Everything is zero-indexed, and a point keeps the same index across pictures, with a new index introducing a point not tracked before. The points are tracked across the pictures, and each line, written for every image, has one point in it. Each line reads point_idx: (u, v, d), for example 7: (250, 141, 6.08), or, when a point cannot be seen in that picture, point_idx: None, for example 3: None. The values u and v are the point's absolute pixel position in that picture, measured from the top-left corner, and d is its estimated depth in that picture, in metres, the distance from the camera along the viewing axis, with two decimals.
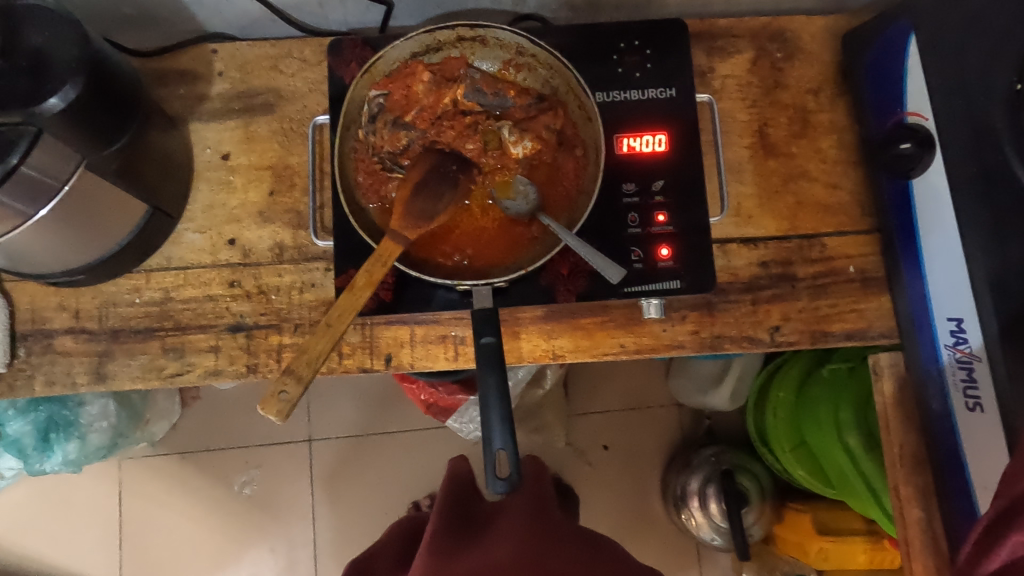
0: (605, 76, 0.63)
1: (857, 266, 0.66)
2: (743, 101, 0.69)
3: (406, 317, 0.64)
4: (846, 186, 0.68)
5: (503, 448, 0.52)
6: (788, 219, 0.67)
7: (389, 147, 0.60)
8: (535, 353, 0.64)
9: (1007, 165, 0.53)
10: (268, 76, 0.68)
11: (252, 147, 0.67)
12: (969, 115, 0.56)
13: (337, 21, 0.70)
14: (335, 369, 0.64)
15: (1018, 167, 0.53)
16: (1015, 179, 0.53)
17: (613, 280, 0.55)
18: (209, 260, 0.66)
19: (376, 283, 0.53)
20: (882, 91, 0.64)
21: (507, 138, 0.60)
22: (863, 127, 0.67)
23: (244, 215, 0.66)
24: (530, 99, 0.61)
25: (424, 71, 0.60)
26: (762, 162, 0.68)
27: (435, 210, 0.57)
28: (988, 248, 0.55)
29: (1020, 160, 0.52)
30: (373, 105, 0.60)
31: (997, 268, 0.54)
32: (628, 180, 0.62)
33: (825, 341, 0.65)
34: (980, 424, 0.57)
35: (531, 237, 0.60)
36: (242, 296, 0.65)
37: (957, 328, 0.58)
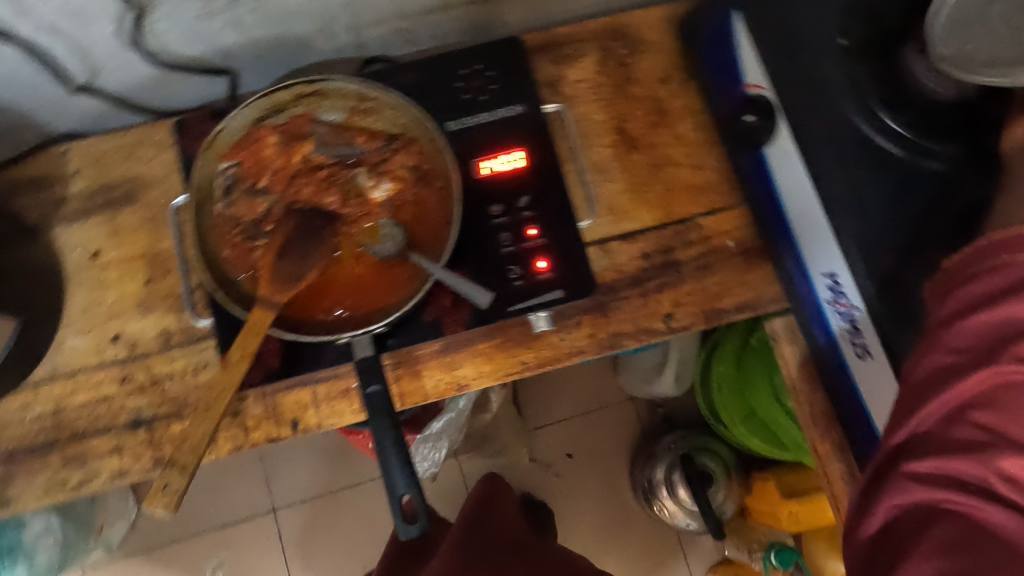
0: (452, 104, 0.64)
1: (735, 240, 0.67)
2: (598, 102, 0.70)
3: (305, 378, 0.64)
4: (712, 165, 0.69)
5: (408, 491, 0.52)
6: (661, 207, 0.68)
7: (248, 216, 0.59)
8: (440, 387, 0.64)
9: (847, 120, 0.58)
10: (125, 165, 0.67)
11: (121, 240, 0.66)
12: (805, 80, 0.59)
13: (184, 98, 0.70)
14: (244, 445, 0.63)
15: (860, 120, 0.57)
16: (860, 133, 0.57)
17: (483, 304, 0.57)
18: (96, 361, 0.64)
19: (252, 354, 0.53)
20: (723, 68, 0.66)
21: (365, 184, 0.61)
22: (714, 105, 0.69)
23: (124, 308, 0.65)
24: (380, 142, 0.61)
25: (271, 134, 0.60)
26: (627, 157, 0.69)
27: (303, 268, 0.57)
28: (846, 200, 0.57)
29: (860, 113, 0.57)
30: (226, 176, 0.60)
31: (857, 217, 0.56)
32: (494, 202, 0.62)
33: (719, 318, 0.66)
34: (873, 369, 0.58)
35: (407, 276, 0.59)
36: (136, 391, 0.64)
37: (833, 283, 0.60)
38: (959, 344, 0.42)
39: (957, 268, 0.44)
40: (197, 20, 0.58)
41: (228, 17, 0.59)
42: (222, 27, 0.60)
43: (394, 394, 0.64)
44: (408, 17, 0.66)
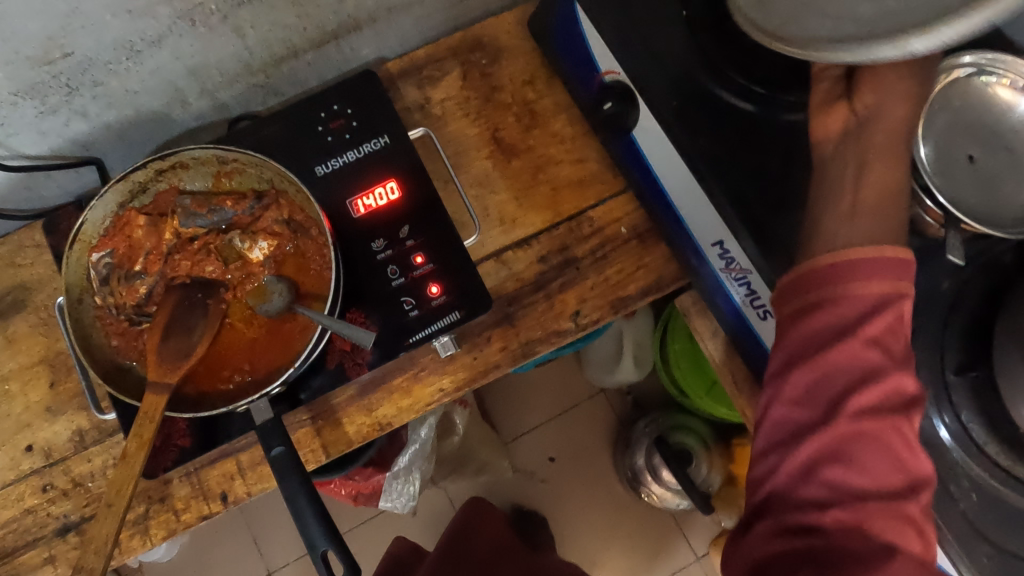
0: (317, 149, 0.64)
1: (627, 226, 0.67)
2: (468, 117, 0.70)
3: (226, 449, 0.63)
4: (592, 156, 0.69)
5: (328, 545, 0.51)
6: (549, 208, 0.68)
7: (130, 302, 0.58)
8: (363, 430, 0.63)
9: (706, 91, 0.59)
10: (9, 274, 0.67)
11: (17, 348, 0.65)
12: (653, 65, 0.61)
13: (58, 194, 0.69)
14: (177, 528, 0.62)
15: (717, 90, 0.59)
16: (719, 100, 0.58)
17: (368, 343, 0.55)
18: (13, 475, 0.63)
19: (149, 442, 0.52)
20: (578, 60, 0.66)
21: (241, 247, 0.60)
22: (578, 97, 0.68)
23: (32, 417, 0.64)
24: (249, 201, 0.61)
25: (138, 217, 0.60)
26: (506, 165, 0.69)
27: (190, 345, 0.56)
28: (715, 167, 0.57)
29: (717, 83, 0.59)
30: (100, 267, 0.59)
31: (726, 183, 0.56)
32: (374, 238, 0.62)
33: (626, 306, 0.66)
34: (775, 328, 0.58)
35: (300, 329, 0.59)
36: (59, 497, 0.63)
37: (722, 251, 0.59)
38: (796, 395, 0.44)
39: (806, 294, 0.44)
40: (38, 118, 0.58)
41: (71, 109, 0.59)
42: (69, 119, 0.60)
43: (317, 448, 0.63)
44: (260, 72, 0.66)
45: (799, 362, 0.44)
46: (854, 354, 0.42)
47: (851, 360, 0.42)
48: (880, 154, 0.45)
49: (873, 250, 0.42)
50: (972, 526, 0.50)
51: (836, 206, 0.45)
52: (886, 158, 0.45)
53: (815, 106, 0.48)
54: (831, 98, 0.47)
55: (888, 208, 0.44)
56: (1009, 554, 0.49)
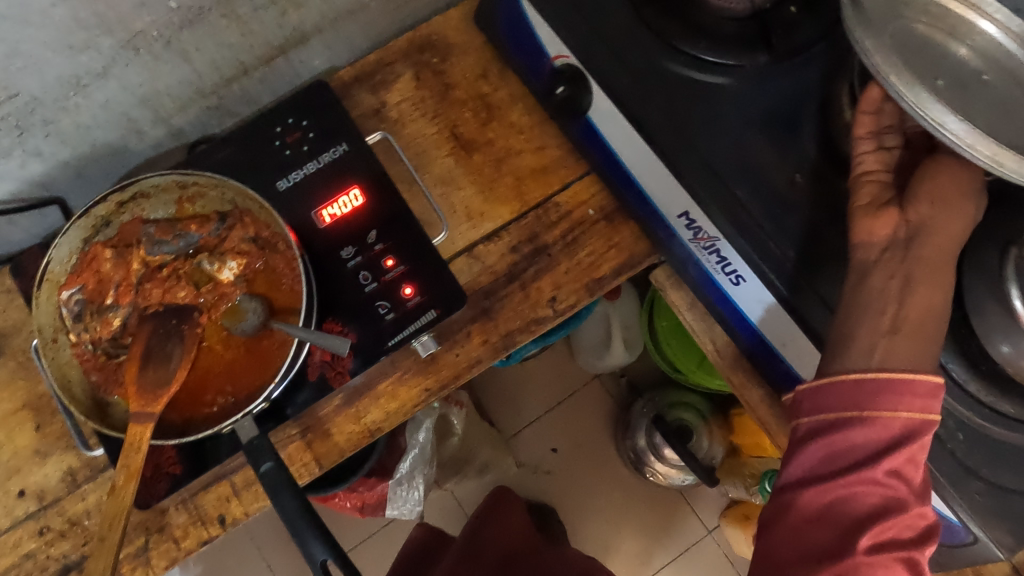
0: (276, 164, 0.64)
1: (594, 207, 0.67)
2: (425, 117, 0.70)
3: (219, 472, 0.63)
4: (552, 143, 0.69)
5: (327, 555, 0.51)
6: (514, 198, 0.68)
7: (106, 336, 0.59)
8: (353, 438, 0.63)
9: (665, 69, 0.60)
10: None
11: None
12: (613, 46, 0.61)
13: (24, 237, 0.69)
14: (179, 556, 0.62)
15: (678, 67, 0.60)
16: (681, 76, 0.60)
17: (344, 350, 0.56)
18: (8, 522, 0.63)
19: (138, 471, 0.52)
20: (527, 49, 0.66)
21: (211, 269, 0.60)
22: (532, 86, 0.69)
23: (21, 462, 0.64)
24: (214, 223, 0.61)
25: (104, 250, 0.59)
26: (468, 160, 0.69)
27: (170, 371, 0.56)
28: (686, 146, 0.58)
29: (676, 62, 0.60)
30: (72, 305, 0.59)
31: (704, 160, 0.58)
32: (344, 246, 0.62)
33: (601, 287, 0.66)
34: (748, 292, 0.58)
35: (277, 345, 0.59)
36: (57, 538, 0.62)
37: (689, 221, 0.60)
38: (810, 469, 0.46)
39: (825, 412, 0.46)
40: None
41: (25, 149, 0.59)
42: (25, 160, 0.60)
43: (309, 461, 0.63)
44: (212, 93, 0.66)
45: (824, 480, 0.45)
46: (879, 487, 0.44)
47: (878, 487, 0.44)
48: (926, 275, 0.47)
49: (904, 383, 0.44)
50: (961, 463, 0.50)
51: (874, 323, 0.46)
52: (932, 281, 0.47)
53: (862, 208, 0.49)
54: (878, 203, 0.49)
55: (928, 332, 0.46)
56: (1000, 487, 0.49)
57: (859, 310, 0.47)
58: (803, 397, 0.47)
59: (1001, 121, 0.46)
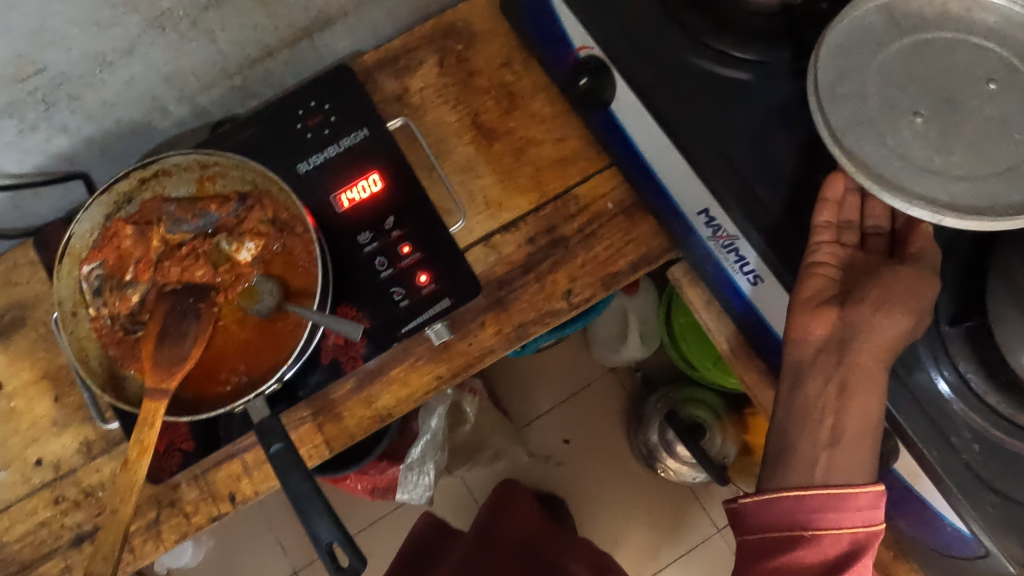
0: (297, 147, 0.64)
1: (614, 201, 0.67)
2: (447, 104, 0.70)
3: (231, 450, 0.64)
4: (573, 134, 0.68)
5: (333, 537, 0.51)
6: (534, 188, 0.68)
7: (123, 312, 0.59)
8: (363, 423, 0.64)
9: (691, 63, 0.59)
10: (6, 293, 0.67)
11: (20, 365, 0.66)
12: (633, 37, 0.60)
13: (48, 210, 0.70)
14: (189, 531, 0.63)
15: (703, 61, 0.59)
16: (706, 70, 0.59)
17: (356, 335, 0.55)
18: (25, 490, 0.64)
19: (151, 447, 0.53)
20: (552, 39, 0.66)
21: (229, 249, 0.60)
22: (556, 76, 0.68)
23: (40, 431, 0.65)
24: (233, 204, 0.61)
25: (125, 226, 0.60)
26: (488, 148, 0.69)
27: (185, 348, 0.56)
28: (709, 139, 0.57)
29: (701, 56, 0.59)
30: (92, 279, 0.60)
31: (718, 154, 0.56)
32: (361, 231, 0.62)
33: (618, 281, 0.66)
34: (767, 292, 0.57)
35: (292, 327, 0.60)
36: (72, 507, 0.64)
37: (708, 218, 0.59)
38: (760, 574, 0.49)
39: (772, 528, 0.50)
40: (20, 135, 0.59)
41: (51, 125, 0.59)
42: (50, 134, 0.60)
43: (320, 443, 0.63)
44: (235, 74, 0.67)
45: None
46: None
47: None
48: (861, 385, 0.48)
49: (842, 499, 0.47)
50: (974, 474, 0.49)
51: (814, 436, 0.50)
52: (866, 390, 0.48)
53: (801, 303, 0.51)
54: (821, 300, 0.50)
55: (864, 446, 0.48)
56: (1013, 501, 0.48)
57: (804, 419, 0.51)
58: (748, 510, 0.51)
59: (994, 146, 0.46)
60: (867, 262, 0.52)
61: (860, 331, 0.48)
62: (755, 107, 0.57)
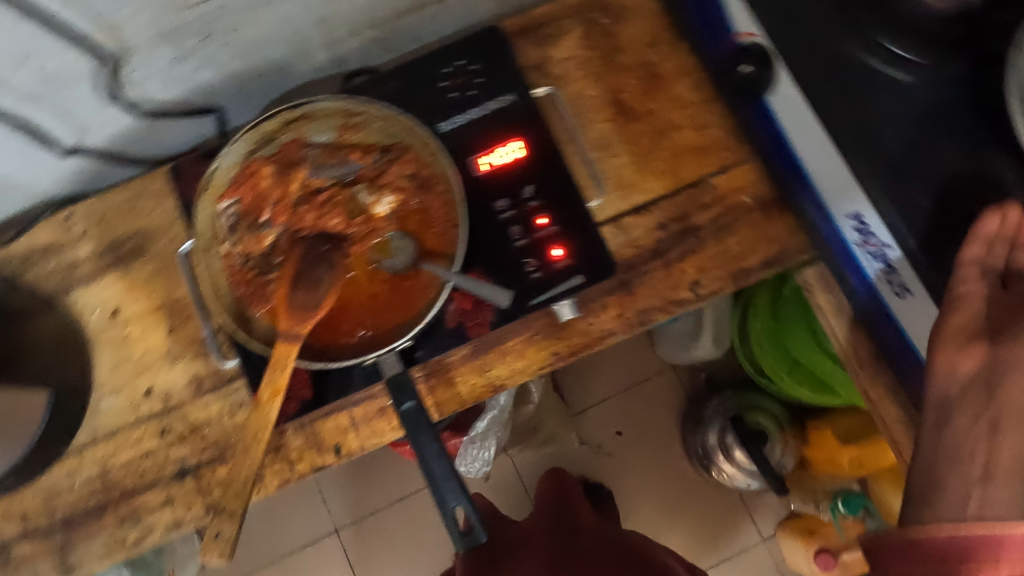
0: (440, 104, 0.63)
1: (752, 195, 0.65)
2: (588, 78, 0.68)
3: (341, 402, 0.63)
4: (715, 122, 0.66)
5: (459, 504, 0.51)
6: (669, 174, 0.66)
7: (256, 252, 0.59)
8: (476, 391, 0.63)
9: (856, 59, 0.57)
10: (129, 220, 0.67)
11: (137, 294, 0.66)
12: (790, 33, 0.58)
13: (177, 143, 0.70)
14: (291, 478, 0.63)
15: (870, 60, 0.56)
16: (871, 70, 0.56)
17: (505, 303, 0.57)
18: (132, 418, 0.65)
19: (282, 389, 0.53)
20: (712, 23, 0.64)
21: (367, 201, 0.60)
22: (709, 61, 0.66)
23: (152, 362, 0.65)
24: (374, 155, 0.60)
25: (264, 166, 0.59)
26: (626, 128, 0.67)
27: (318, 296, 0.55)
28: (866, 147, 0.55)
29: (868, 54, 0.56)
30: (228, 216, 0.59)
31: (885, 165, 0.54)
32: (498, 198, 0.61)
33: (747, 278, 0.64)
34: (913, 306, 0.55)
35: (423, 286, 0.59)
36: (178, 441, 0.64)
37: (859, 224, 0.57)
38: None
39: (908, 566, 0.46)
40: (172, 64, 0.58)
41: (202, 55, 0.59)
42: (199, 66, 0.60)
43: (430, 406, 0.63)
44: (380, 25, 0.65)
45: None
46: None
47: None
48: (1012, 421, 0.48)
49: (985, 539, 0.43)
50: None
51: (965, 471, 0.47)
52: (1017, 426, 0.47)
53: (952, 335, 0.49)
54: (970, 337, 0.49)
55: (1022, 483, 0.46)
56: None
57: (938, 458, 0.49)
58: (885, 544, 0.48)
59: None
60: (1010, 298, 0.50)
61: (1012, 365, 0.48)
62: (890, 107, 0.55)
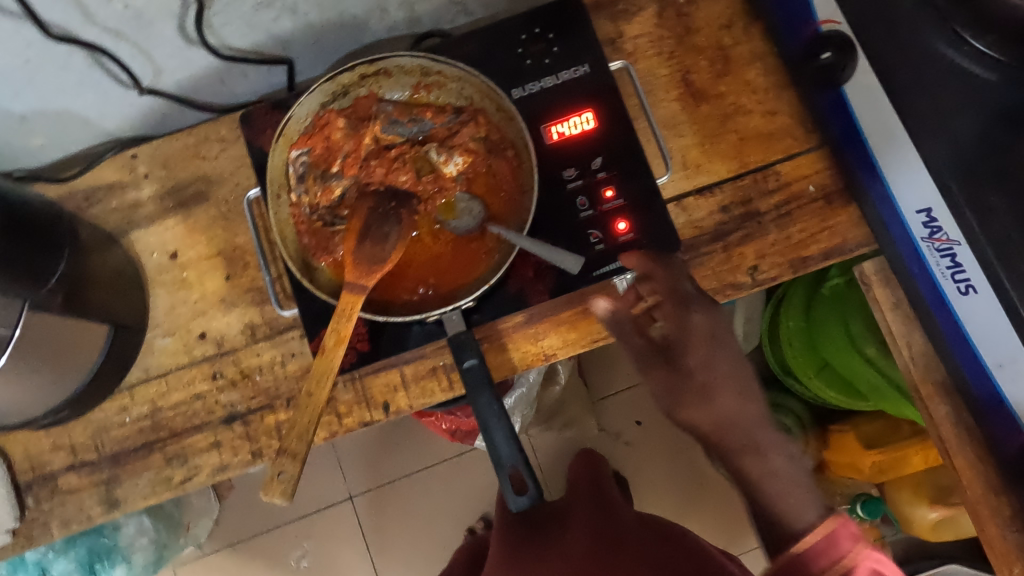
0: (515, 71, 0.63)
1: (816, 184, 0.65)
2: (659, 56, 0.68)
3: (392, 360, 0.63)
4: (784, 110, 0.66)
5: (515, 462, 0.52)
6: (735, 158, 0.66)
7: (324, 203, 0.59)
8: (528, 358, 0.63)
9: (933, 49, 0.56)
10: (193, 165, 0.67)
11: (197, 239, 0.67)
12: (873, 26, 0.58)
13: (245, 92, 0.70)
14: (338, 431, 0.63)
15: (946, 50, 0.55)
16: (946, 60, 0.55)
17: (574, 270, 0.57)
18: (186, 359, 0.65)
19: (347, 338, 0.53)
20: (792, 10, 0.64)
21: (436, 160, 0.60)
22: (783, 49, 0.66)
23: (208, 306, 0.66)
24: (448, 116, 0.60)
25: (338, 118, 0.60)
26: (695, 109, 0.67)
27: (385, 251, 0.56)
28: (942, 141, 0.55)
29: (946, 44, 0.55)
30: (298, 165, 0.60)
31: (960, 160, 0.54)
32: (567, 167, 0.61)
33: (806, 267, 0.64)
34: (976, 305, 0.55)
35: (487, 250, 0.59)
36: (228, 386, 0.64)
37: (928, 219, 0.57)
38: None
39: None
40: (254, 10, 0.58)
41: (284, 3, 0.59)
42: (279, 14, 0.60)
43: None
44: None
45: None
46: None
47: None
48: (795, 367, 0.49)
49: None
50: None
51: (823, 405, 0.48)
52: None
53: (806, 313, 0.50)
54: None
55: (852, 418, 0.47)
56: None
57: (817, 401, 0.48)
58: None
59: None
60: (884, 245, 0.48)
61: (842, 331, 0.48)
62: (966, 99, 0.54)
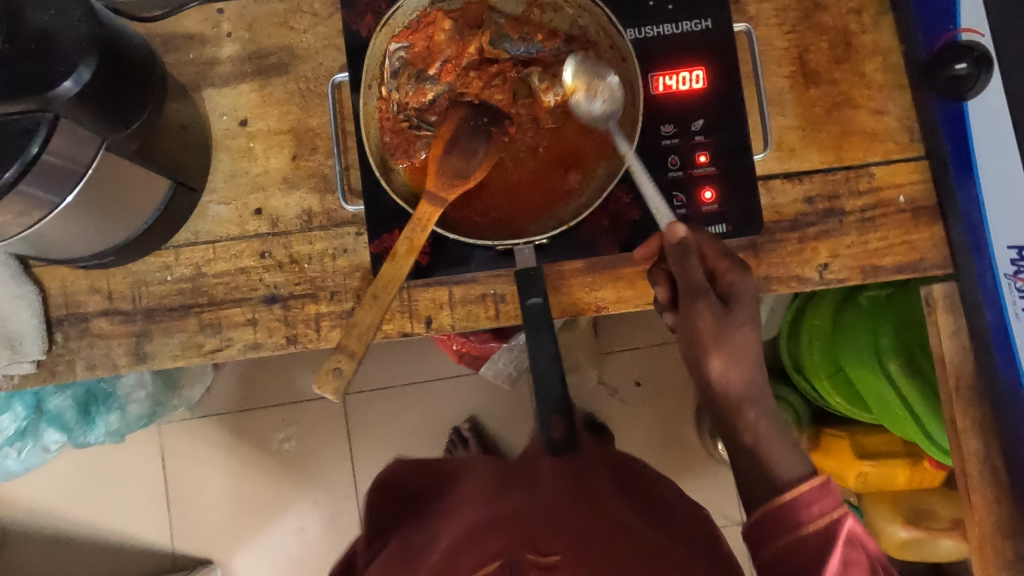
0: (633, 11, 0.60)
1: (906, 195, 0.63)
2: (781, 27, 0.65)
3: (444, 278, 0.62)
4: (893, 112, 0.64)
5: (557, 411, 0.53)
6: (833, 149, 0.64)
7: (414, 104, 0.57)
8: (579, 306, 0.60)
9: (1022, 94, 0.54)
10: (278, 34, 0.65)
11: (269, 111, 0.64)
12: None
13: None
14: (376, 335, 0.62)
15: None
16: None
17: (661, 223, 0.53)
18: (236, 232, 0.64)
19: (418, 248, 0.53)
20: (932, 8, 0.61)
21: (537, 85, 0.57)
22: (910, 49, 0.63)
23: (269, 183, 0.64)
24: (558, 42, 0.58)
25: (446, 19, 0.57)
26: (804, 91, 0.64)
27: (469, 166, 0.54)
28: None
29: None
30: (394, 59, 0.57)
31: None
32: (667, 122, 0.60)
33: (876, 276, 0.63)
34: None
35: (568, 188, 0.58)
36: (274, 267, 0.63)
37: (1018, 256, 0.57)
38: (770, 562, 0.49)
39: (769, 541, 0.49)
40: None
41: None
42: None
43: None
44: None
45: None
46: None
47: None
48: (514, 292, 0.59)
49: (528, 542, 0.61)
50: None
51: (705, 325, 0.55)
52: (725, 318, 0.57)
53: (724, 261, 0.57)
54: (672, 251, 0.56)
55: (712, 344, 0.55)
56: None
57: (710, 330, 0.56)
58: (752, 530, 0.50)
59: None
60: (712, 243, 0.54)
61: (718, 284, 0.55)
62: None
